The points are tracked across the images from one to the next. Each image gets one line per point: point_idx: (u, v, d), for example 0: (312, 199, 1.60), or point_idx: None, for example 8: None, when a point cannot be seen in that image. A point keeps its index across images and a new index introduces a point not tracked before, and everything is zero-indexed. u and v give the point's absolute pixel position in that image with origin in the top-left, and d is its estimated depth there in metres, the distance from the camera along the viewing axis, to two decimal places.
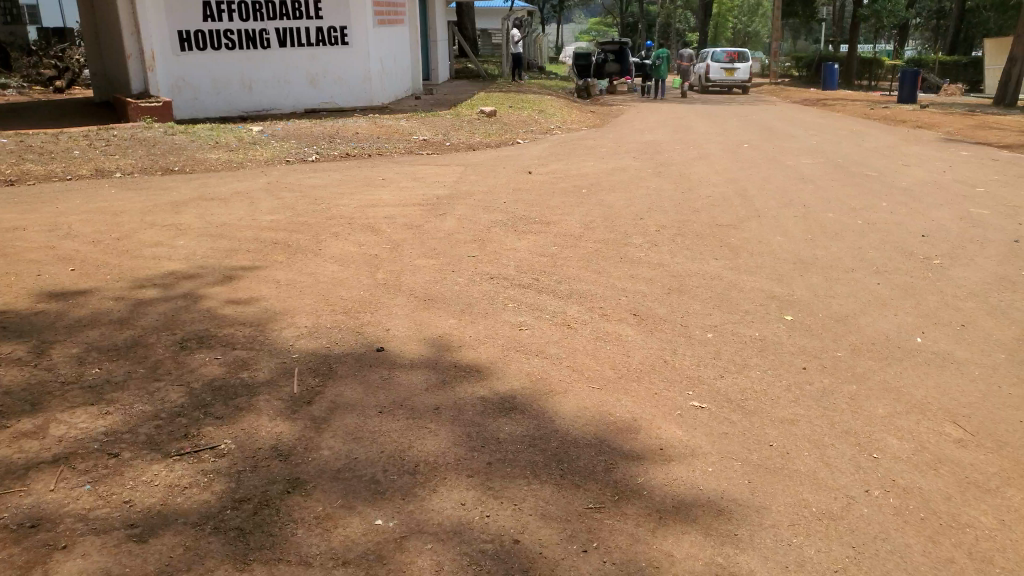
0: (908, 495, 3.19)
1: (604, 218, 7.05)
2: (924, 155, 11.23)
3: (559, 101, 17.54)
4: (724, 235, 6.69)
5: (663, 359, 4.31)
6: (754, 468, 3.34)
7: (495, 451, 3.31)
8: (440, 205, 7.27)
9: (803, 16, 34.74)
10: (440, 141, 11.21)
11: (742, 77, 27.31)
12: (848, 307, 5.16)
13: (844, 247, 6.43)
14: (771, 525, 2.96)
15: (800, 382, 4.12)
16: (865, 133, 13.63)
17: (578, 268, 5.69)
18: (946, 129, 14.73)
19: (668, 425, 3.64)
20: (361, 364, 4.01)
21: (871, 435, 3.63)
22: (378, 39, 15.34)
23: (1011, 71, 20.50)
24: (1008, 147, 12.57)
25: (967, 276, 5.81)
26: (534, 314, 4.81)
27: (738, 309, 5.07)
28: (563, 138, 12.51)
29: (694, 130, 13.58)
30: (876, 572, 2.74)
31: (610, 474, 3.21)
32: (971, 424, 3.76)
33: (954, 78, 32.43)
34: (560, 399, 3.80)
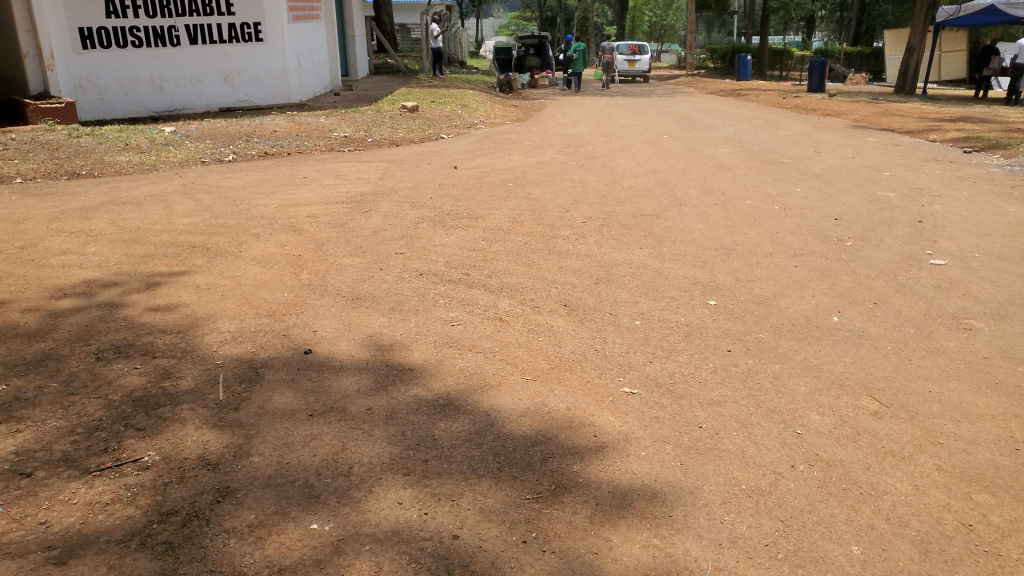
0: (830, 467, 3.33)
1: (532, 212, 7.08)
2: (833, 142, 11.71)
3: (481, 95, 17.51)
4: (649, 225, 6.81)
5: (594, 348, 4.37)
6: (686, 450, 3.42)
7: (431, 448, 3.29)
8: (364, 203, 7.16)
9: (715, 9, 35.61)
10: (362, 138, 11.03)
11: (644, 68, 29.23)
12: (768, 290, 5.33)
13: (762, 233, 6.64)
14: (704, 505, 3.04)
15: (726, 364, 4.24)
16: (780, 122, 14.09)
17: (507, 261, 5.70)
18: (853, 118, 15.36)
19: (602, 413, 3.69)
20: (291, 367, 3.92)
21: (795, 412, 3.77)
22: (294, 35, 15.00)
23: (910, 60, 21.54)
24: (910, 133, 13.22)
25: (878, 256, 6.09)
26: (466, 309, 4.80)
27: (664, 296, 5.18)
28: (487, 132, 12.49)
29: (616, 122, 13.79)
30: (804, 544, 2.84)
31: (546, 464, 3.23)
32: (886, 396, 3.94)
33: (858, 68, 33.90)
34: (495, 393, 3.80)
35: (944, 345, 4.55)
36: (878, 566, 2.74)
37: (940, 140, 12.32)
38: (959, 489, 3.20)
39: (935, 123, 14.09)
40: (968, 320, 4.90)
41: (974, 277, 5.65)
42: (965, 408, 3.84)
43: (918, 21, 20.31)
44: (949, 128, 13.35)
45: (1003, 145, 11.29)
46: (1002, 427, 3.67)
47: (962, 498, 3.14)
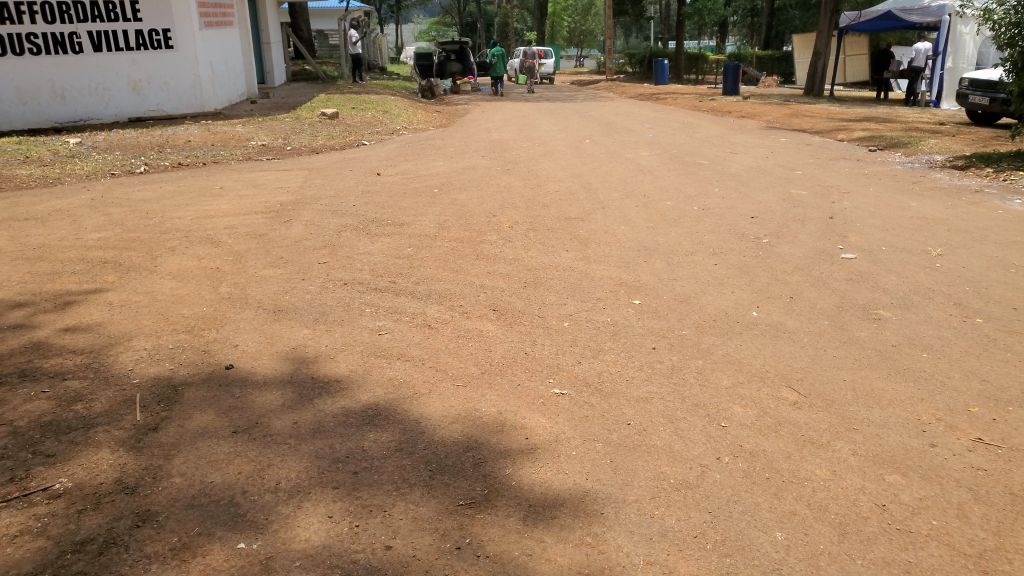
0: (753, 457, 3.43)
1: (458, 217, 7.07)
2: (747, 143, 12.12)
3: (403, 101, 17.40)
4: (574, 228, 6.89)
5: (524, 351, 4.39)
6: (615, 447, 3.47)
7: (361, 459, 3.24)
8: (285, 212, 7.01)
9: (632, 14, 36.31)
10: (281, 146, 10.80)
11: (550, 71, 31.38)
12: (690, 288, 5.47)
13: (683, 233, 6.82)
14: (634, 501, 3.09)
15: (651, 361, 4.33)
16: (696, 125, 14.51)
17: (434, 268, 5.67)
18: (766, 119, 15.91)
19: (532, 416, 3.71)
20: (211, 385, 3.80)
21: (719, 405, 3.88)
22: (206, 42, 14.53)
23: (817, 64, 22.47)
24: (819, 133, 13.79)
25: (793, 252, 6.33)
26: (393, 317, 4.75)
27: (591, 297, 5.26)
28: (409, 138, 12.41)
29: (539, 127, 13.90)
30: (731, 533, 2.92)
31: (479, 469, 3.23)
32: (804, 386, 4.10)
33: (769, 71, 35.22)
34: (425, 401, 3.77)
35: (856, 335, 4.76)
36: (800, 550, 2.84)
37: (847, 139, 12.89)
38: (873, 471, 3.35)
39: (842, 123, 14.74)
40: (877, 311, 5.14)
41: (882, 269, 5.94)
42: (877, 394, 4.03)
43: (823, 25, 21.19)
44: (855, 128, 13.99)
45: (904, 144, 11.91)
46: (910, 411, 3.86)
47: (876, 480, 3.29)
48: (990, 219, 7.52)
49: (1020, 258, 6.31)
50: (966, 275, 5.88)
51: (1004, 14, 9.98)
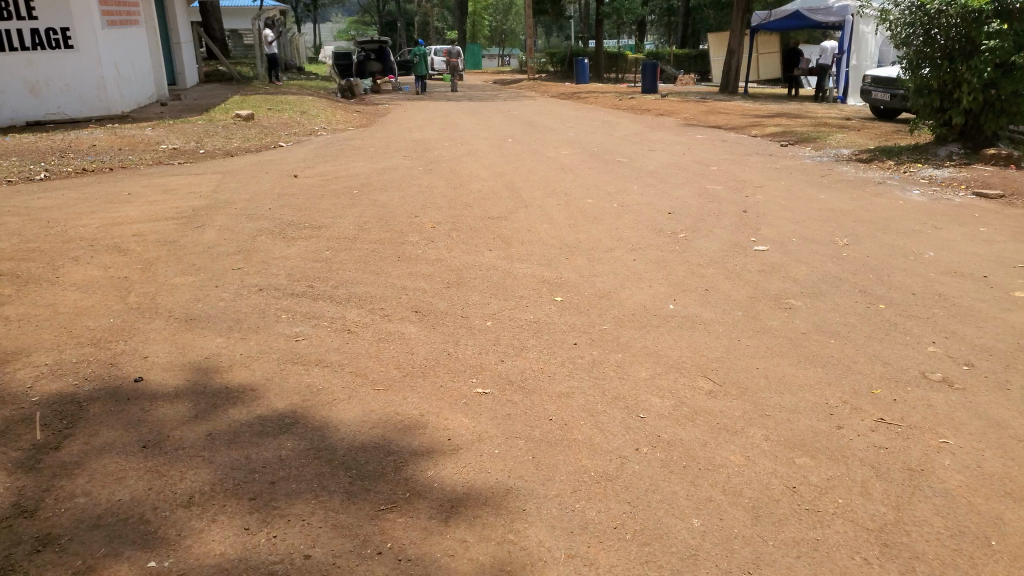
0: (671, 447, 3.52)
1: (378, 218, 7.00)
2: (665, 140, 12.39)
3: (322, 101, 17.10)
4: (496, 227, 6.90)
5: (446, 352, 4.37)
6: (537, 443, 3.50)
7: (278, 469, 3.17)
8: (196, 218, 6.79)
9: (551, 14, 36.58)
10: (193, 150, 10.46)
11: None
12: (609, 284, 5.57)
13: (603, 229, 6.92)
14: (555, 495, 3.12)
15: (573, 357, 4.38)
16: (616, 123, 14.75)
17: (355, 270, 5.59)
18: (683, 117, 16.28)
19: (455, 416, 3.70)
20: (118, 399, 3.65)
21: (637, 397, 3.96)
22: (109, 41, 13.90)
23: (731, 62, 23.13)
24: (734, 129, 14.21)
25: (709, 245, 6.51)
26: (312, 322, 4.66)
27: (513, 295, 5.28)
28: (329, 139, 12.21)
29: (461, 127, 13.88)
30: (650, 523, 2.98)
31: (400, 473, 3.20)
32: (719, 375, 4.23)
33: (687, 69, 36.10)
34: (343, 407, 3.71)
35: (768, 324, 4.93)
36: (715, 535, 2.92)
37: (760, 135, 13.32)
38: (784, 455, 3.48)
39: (754, 119, 15.22)
40: (788, 300, 5.33)
41: (792, 260, 6.17)
42: (788, 379, 4.19)
43: (735, 25, 21.82)
44: (768, 124, 14.48)
45: (813, 139, 12.40)
46: (818, 395, 4.03)
47: (787, 463, 3.41)
48: (891, 210, 7.91)
49: (918, 245, 6.65)
50: (869, 263, 6.16)
51: (899, 13, 10.46)
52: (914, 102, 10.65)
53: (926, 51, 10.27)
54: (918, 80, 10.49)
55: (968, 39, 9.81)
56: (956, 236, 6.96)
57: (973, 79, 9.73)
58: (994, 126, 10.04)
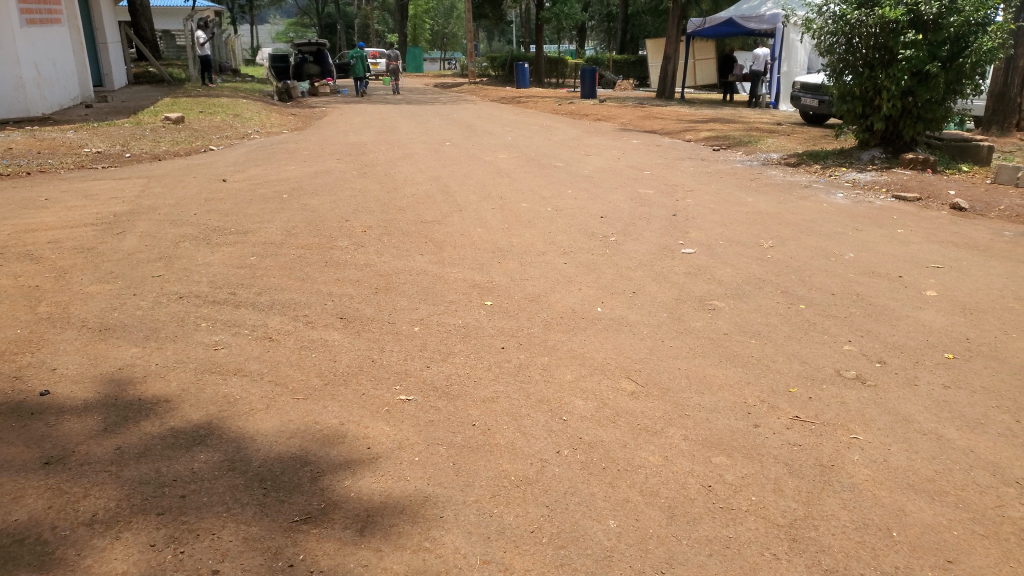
0: (591, 448, 3.55)
1: (308, 223, 6.90)
2: (602, 145, 12.53)
3: (256, 104, 16.78)
4: (429, 231, 6.87)
5: (370, 359, 4.32)
6: (458, 449, 3.49)
7: (190, 482, 3.10)
8: (117, 224, 6.59)
9: (492, 18, 36.69)
10: (118, 153, 10.15)
11: None
12: (539, 287, 5.60)
13: (535, 233, 6.96)
14: (473, 501, 3.12)
15: (499, 361, 4.39)
16: (554, 127, 14.87)
17: (280, 277, 5.49)
18: (620, 122, 16.49)
19: (376, 424, 3.66)
20: (21, 415, 3.50)
21: (561, 399, 3.98)
22: (29, 41, 13.36)
23: (668, 68, 23.54)
24: (669, 134, 14.46)
25: (638, 248, 6.61)
26: (232, 331, 4.56)
27: (442, 300, 5.26)
28: (262, 142, 12.00)
29: (398, 130, 13.79)
30: (567, 526, 3.00)
31: (316, 484, 3.16)
32: (642, 376, 4.29)
33: (626, 75, 36.61)
34: (260, 418, 3.64)
35: (692, 325, 5.02)
36: (630, 536, 2.96)
37: (694, 139, 13.59)
38: (702, 454, 3.54)
39: (689, 124, 15.52)
40: (712, 301, 5.44)
41: (718, 262, 6.30)
42: (708, 379, 4.27)
43: (671, 31, 22.22)
44: (702, 128, 14.78)
45: (744, 143, 12.70)
46: (737, 395, 4.11)
47: (703, 462, 3.48)
48: (815, 212, 8.15)
49: (840, 247, 6.87)
50: (793, 264, 6.34)
51: (823, 22, 10.80)
52: (838, 107, 10.99)
53: (849, 59, 10.62)
54: (842, 87, 10.85)
55: (887, 48, 10.20)
56: (876, 237, 7.21)
57: (892, 87, 10.12)
58: (912, 132, 10.46)
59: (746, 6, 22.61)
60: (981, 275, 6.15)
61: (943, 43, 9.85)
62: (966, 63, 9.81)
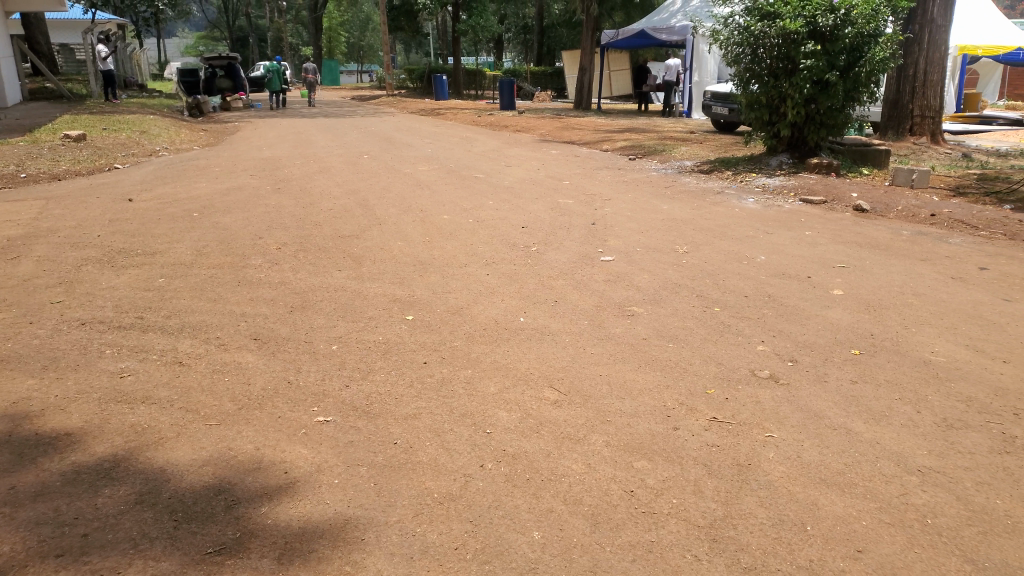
0: (515, 460, 3.54)
1: (220, 242, 6.69)
2: (521, 156, 12.62)
3: (164, 120, 16.23)
4: (347, 246, 6.76)
5: (286, 380, 4.20)
6: (379, 469, 3.42)
7: (93, 519, 2.93)
8: (12, 248, 6.23)
9: (408, 30, 36.63)
10: (13, 173, 9.63)
11: None
12: (461, 300, 5.57)
13: (456, 245, 6.94)
14: (396, 521, 3.06)
15: (421, 376, 4.34)
16: (473, 139, 14.89)
17: (191, 298, 5.30)
18: (539, 133, 16.67)
19: (294, 447, 3.56)
20: None
21: (484, 412, 3.96)
22: None
23: (584, 79, 23.96)
24: (586, 144, 14.69)
25: (558, 258, 6.66)
26: (139, 357, 4.37)
27: (361, 316, 5.18)
28: (170, 159, 11.60)
29: (315, 144, 13.58)
30: (491, 541, 2.98)
31: (231, 512, 3.04)
32: (565, 385, 4.31)
33: (545, 87, 37.06)
34: (171, 447, 3.49)
35: (612, 332, 5.09)
36: (554, 546, 2.96)
37: (611, 149, 13.84)
38: (624, 460, 3.58)
39: (606, 135, 15.81)
40: (631, 307, 5.53)
41: (636, 268, 6.42)
42: (629, 384, 4.33)
43: (586, 43, 22.65)
44: (618, 138, 15.09)
45: (659, 152, 13.02)
46: (656, 398, 4.18)
47: (625, 468, 3.51)
48: (727, 217, 8.40)
49: (752, 250, 7.10)
50: (707, 268, 6.51)
51: (729, 33, 11.18)
52: (747, 115, 11.39)
53: (754, 69, 11.03)
54: (749, 95, 11.26)
55: (789, 58, 10.63)
56: (785, 240, 7.49)
57: (795, 95, 10.55)
58: (816, 137, 10.92)
59: (658, 18, 23.25)
60: (883, 274, 6.45)
61: (839, 54, 10.35)
62: (862, 73, 10.33)
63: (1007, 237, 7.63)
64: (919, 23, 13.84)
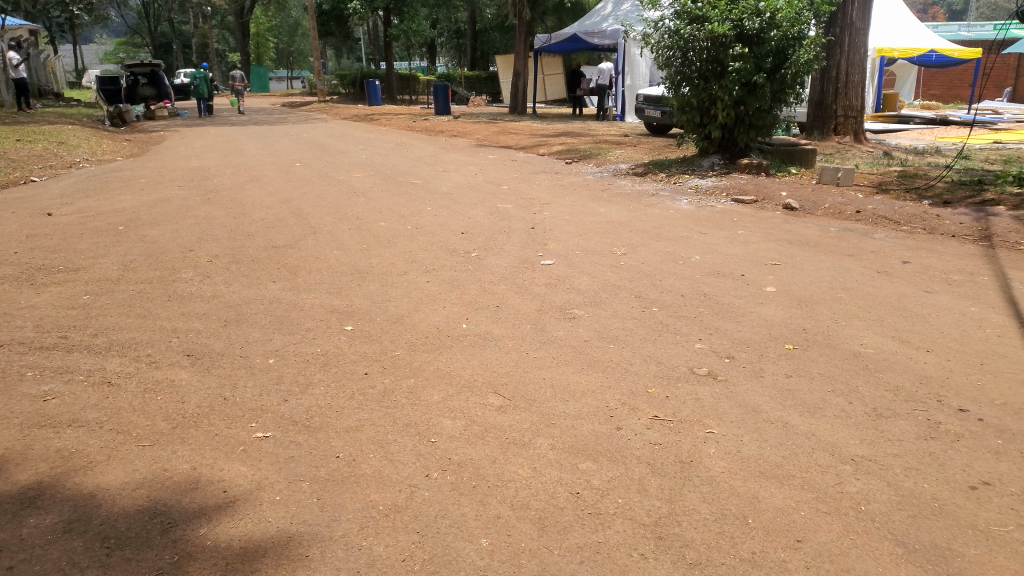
0: (461, 468, 3.52)
1: (148, 255, 6.47)
2: (459, 161, 12.59)
3: (84, 130, 15.64)
4: (281, 257, 6.62)
5: (222, 397, 4.08)
6: (322, 483, 3.35)
7: (18, 550, 2.80)
8: None
9: (339, 35, 36.19)
10: None
11: None
12: (401, 308, 5.52)
13: (395, 253, 6.88)
14: (341, 536, 3.00)
15: (362, 388, 4.27)
16: (409, 145, 14.80)
17: (119, 315, 5.11)
18: (475, 137, 16.66)
19: (232, 465, 3.46)
20: None
21: (429, 421, 3.93)
22: None
23: (518, 84, 24.09)
24: (523, 148, 14.77)
25: (498, 263, 6.67)
26: (64, 378, 4.18)
27: (298, 328, 5.07)
28: (92, 171, 11.18)
29: (245, 152, 13.29)
30: (439, 550, 2.95)
31: (167, 536, 2.94)
32: (509, 390, 4.30)
33: (480, 91, 37.12)
34: (101, 471, 3.35)
35: (554, 335, 5.12)
36: (503, 552, 2.95)
37: (547, 153, 13.94)
38: (569, 462, 3.60)
39: (542, 139, 15.92)
40: (572, 310, 5.57)
41: (576, 271, 6.47)
42: (572, 387, 4.36)
43: (520, 47, 22.78)
44: (554, 142, 15.21)
45: (594, 155, 13.17)
46: (599, 400, 4.22)
47: (571, 470, 3.53)
48: (662, 219, 8.55)
49: (687, 250, 7.24)
50: (645, 269, 6.61)
51: (660, 37, 11.39)
52: (679, 118, 11.63)
53: (685, 72, 11.27)
54: (681, 98, 11.49)
55: (718, 61, 10.90)
56: (719, 239, 7.67)
57: (725, 97, 10.81)
58: (745, 138, 11.22)
59: (589, 22, 23.54)
60: (813, 269, 6.66)
61: (766, 56, 10.65)
62: (788, 74, 10.66)
63: (927, 231, 7.97)
64: (840, 26, 14.35)
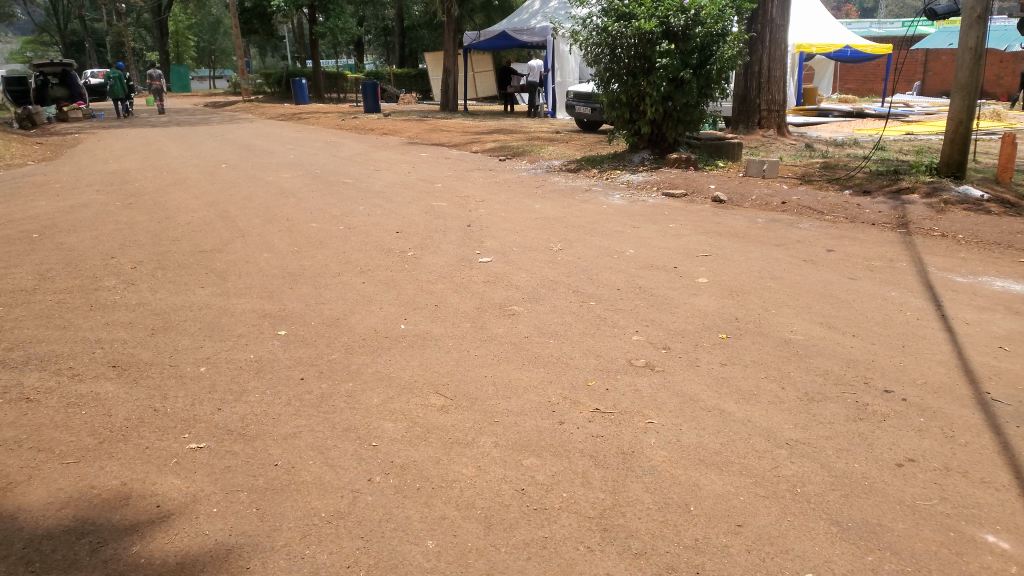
0: (404, 471, 3.47)
1: (66, 264, 6.18)
2: (391, 160, 12.44)
3: None
4: (210, 261, 6.42)
5: (151, 409, 3.93)
6: (261, 493, 3.26)
7: None
8: None
9: (263, 33, 35.33)
10: None
11: None
12: (337, 310, 5.42)
13: (328, 254, 6.75)
14: (283, 545, 2.92)
15: (300, 394, 4.17)
16: (340, 144, 14.56)
17: (36, 327, 4.86)
18: (406, 135, 16.52)
19: (165, 479, 3.33)
20: None
21: (369, 425, 3.87)
22: None
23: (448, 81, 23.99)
24: (455, 146, 14.71)
25: (435, 261, 6.62)
26: None
27: (230, 335, 4.92)
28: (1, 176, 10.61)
29: (167, 154, 12.84)
30: (384, 554, 2.91)
31: (97, 556, 2.81)
32: (450, 390, 4.27)
33: (410, 88, 36.80)
34: (21, 492, 3.17)
35: (494, 332, 5.11)
36: (449, 553, 2.93)
37: (481, 151, 13.91)
38: (513, 459, 3.60)
39: (475, 136, 15.88)
40: (511, 307, 5.57)
41: (513, 268, 6.47)
42: (514, 384, 4.36)
43: (449, 45, 22.68)
44: (487, 139, 15.20)
45: (527, 152, 13.22)
46: (541, 395, 4.23)
47: (515, 467, 3.53)
48: (596, 214, 8.64)
49: (621, 244, 7.33)
50: (581, 264, 6.66)
51: (588, 34, 11.49)
52: (609, 114, 11.77)
53: (613, 69, 11.42)
54: (610, 94, 11.63)
55: (645, 58, 11.08)
56: (652, 233, 7.79)
57: (654, 93, 11.00)
58: (674, 133, 11.44)
59: (518, 19, 23.60)
60: (743, 260, 6.83)
61: (692, 52, 10.90)
62: (713, 70, 10.92)
63: (848, 220, 8.28)
64: (761, 23, 14.77)
